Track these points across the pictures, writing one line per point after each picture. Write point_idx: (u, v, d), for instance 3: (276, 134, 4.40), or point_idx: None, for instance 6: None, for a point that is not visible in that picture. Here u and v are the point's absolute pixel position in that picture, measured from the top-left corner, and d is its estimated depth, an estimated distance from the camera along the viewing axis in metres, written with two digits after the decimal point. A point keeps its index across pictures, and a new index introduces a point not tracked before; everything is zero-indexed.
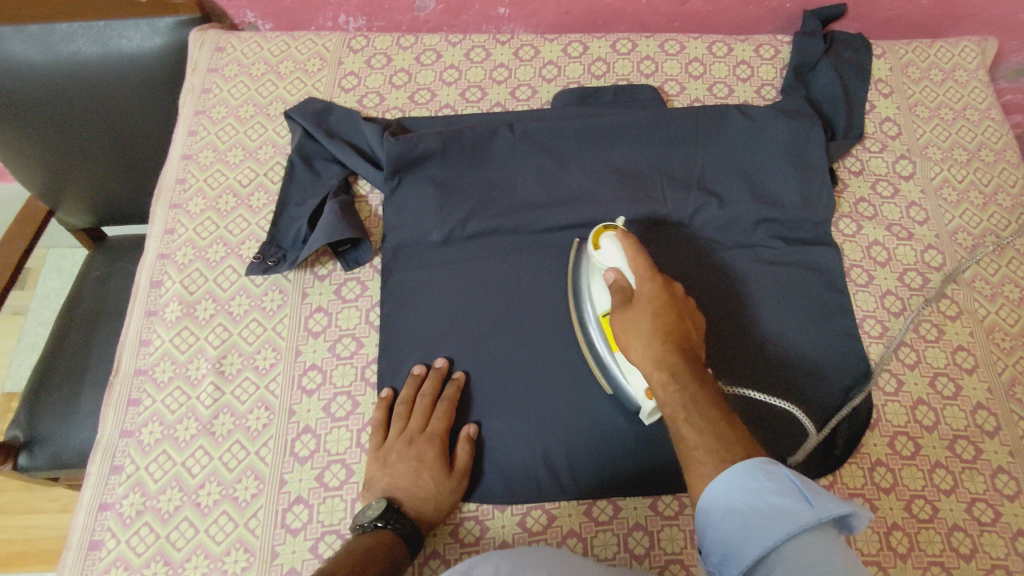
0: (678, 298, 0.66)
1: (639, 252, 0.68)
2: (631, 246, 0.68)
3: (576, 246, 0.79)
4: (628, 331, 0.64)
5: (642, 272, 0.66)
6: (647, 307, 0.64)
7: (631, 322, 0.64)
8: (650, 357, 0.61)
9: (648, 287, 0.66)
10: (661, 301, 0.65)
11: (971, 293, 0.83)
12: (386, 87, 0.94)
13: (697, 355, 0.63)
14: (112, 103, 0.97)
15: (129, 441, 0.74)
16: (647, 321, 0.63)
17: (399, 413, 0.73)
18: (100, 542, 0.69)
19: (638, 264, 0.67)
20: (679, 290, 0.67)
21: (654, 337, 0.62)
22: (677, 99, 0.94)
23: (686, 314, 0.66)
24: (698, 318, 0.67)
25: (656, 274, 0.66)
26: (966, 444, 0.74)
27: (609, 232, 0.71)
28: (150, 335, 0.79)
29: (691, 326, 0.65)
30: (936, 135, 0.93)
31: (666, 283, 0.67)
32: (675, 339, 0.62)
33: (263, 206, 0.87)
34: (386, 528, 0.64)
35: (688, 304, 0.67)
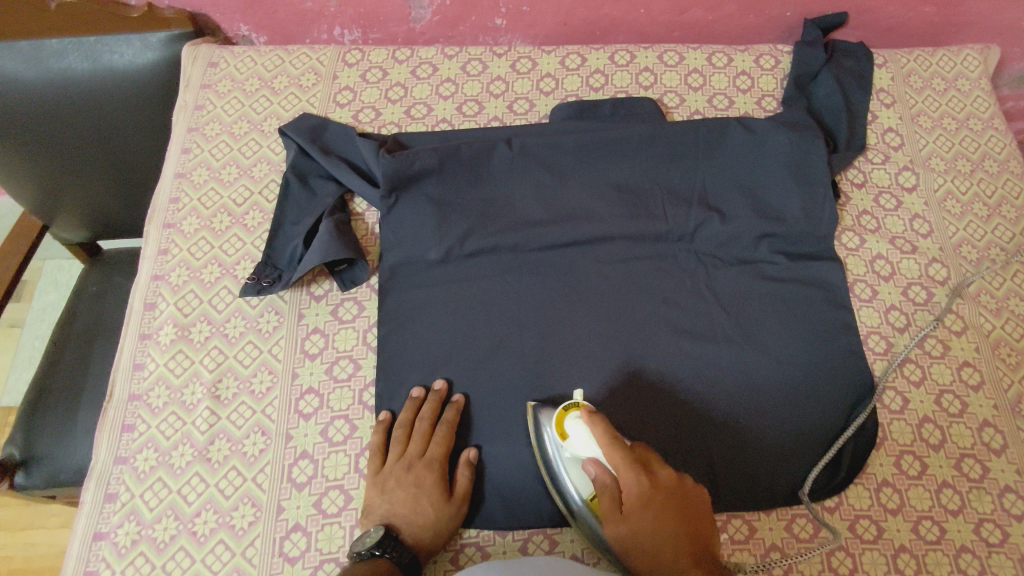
0: (672, 488, 0.59)
1: (611, 440, 0.60)
2: (602, 435, 0.60)
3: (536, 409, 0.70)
4: (630, 544, 0.58)
5: (623, 473, 0.59)
6: (642, 514, 0.58)
7: (631, 532, 0.58)
8: (663, 573, 0.57)
9: (633, 491, 0.58)
10: (655, 515, 0.58)
11: (977, 307, 0.82)
12: (382, 102, 0.93)
13: (708, 552, 0.58)
14: (104, 119, 0.95)
15: (123, 468, 0.72)
16: (647, 546, 0.58)
17: (397, 437, 0.71)
18: (95, 573, 0.68)
19: (616, 459, 0.59)
20: (666, 473, 0.60)
21: (656, 546, 0.57)
22: (677, 111, 0.93)
23: (685, 505, 0.59)
24: (697, 496, 0.61)
25: (637, 467, 0.59)
26: (973, 462, 0.73)
27: (575, 415, 0.64)
28: (143, 358, 0.77)
29: (692, 516, 0.59)
30: (939, 146, 0.92)
31: (649, 474, 0.59)
32: (683, 545, 0.57)
33: (257, 225, 0.85)
34: (383, 557, 0.62)
35: (682, 485, 0.61)
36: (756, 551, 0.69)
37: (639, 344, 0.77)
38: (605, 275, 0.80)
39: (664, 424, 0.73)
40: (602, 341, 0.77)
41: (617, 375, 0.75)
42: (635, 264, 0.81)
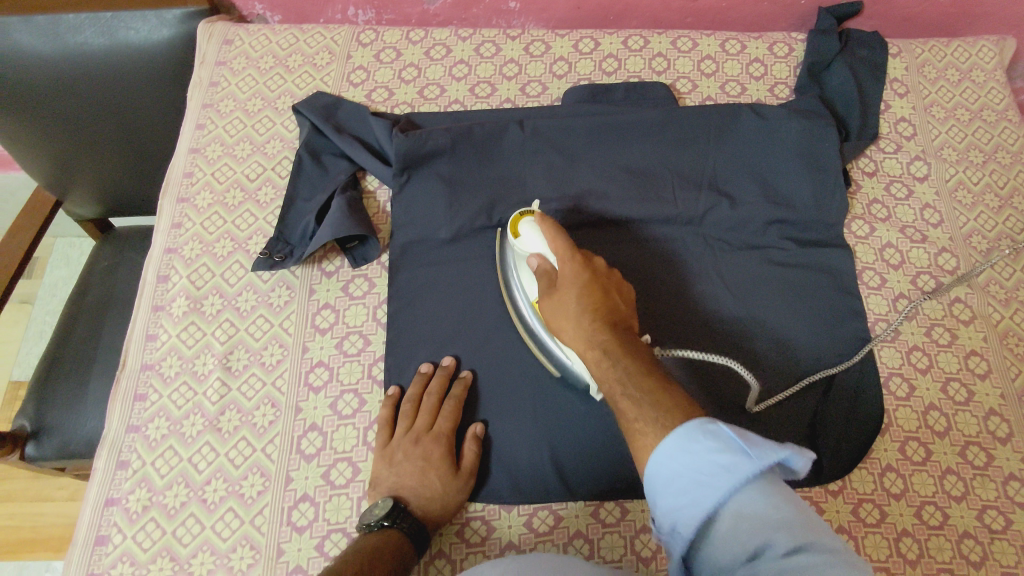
0: (602, 273, 0.65)
1: (556, 230, 0.67)
2: (549, 229, 0.67)
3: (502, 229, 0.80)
4: (557, 314, 0.63)
5: (561, 252, 0.65)
6: (572, 282, 0.63)
7: (557, 304, 0.63)
8: (581, 336, 0.60)
9: (568, 267, 0.64)
10: (584, 281, 0.63)
11: (985, 298, 0.82)
12: (395, 82, 0.94)
13: (628, 323, 0.61)
14: (120, 95, 0.96)
15: (135, 436, 0.73)
16: (573, 304, 0.61)
17: (406, 411, 0.72)
18: (106, 537, 0.69)
19: (558, 246, 0.66)
20: (602, 263, 0.66)
21: (577, 315, 0.61)
22: (689, 97, 0.93)
23: (613, 288, 0.64)
24: (626, 288, 0.66)
25: (575, 252, 0.65)
26: (978, 450, 0.74)
27: (528, 219, 0.71)
28: (156, 329, 0.78)
29: (618, 296, 0.63)
30: (951, 136, 0.92)
31: (586, 258, 0.65)
32: (601, 309, 0.60)
33: (270, 201, 0.86)
34: (393, 527, 0.63)
35: (614, 276, 0.66)
36: None
37: (647, 325, 0.77)
38: (614, 257, 0.81)
39: None
40: None
41: None
42: (643, 247, 0.82)
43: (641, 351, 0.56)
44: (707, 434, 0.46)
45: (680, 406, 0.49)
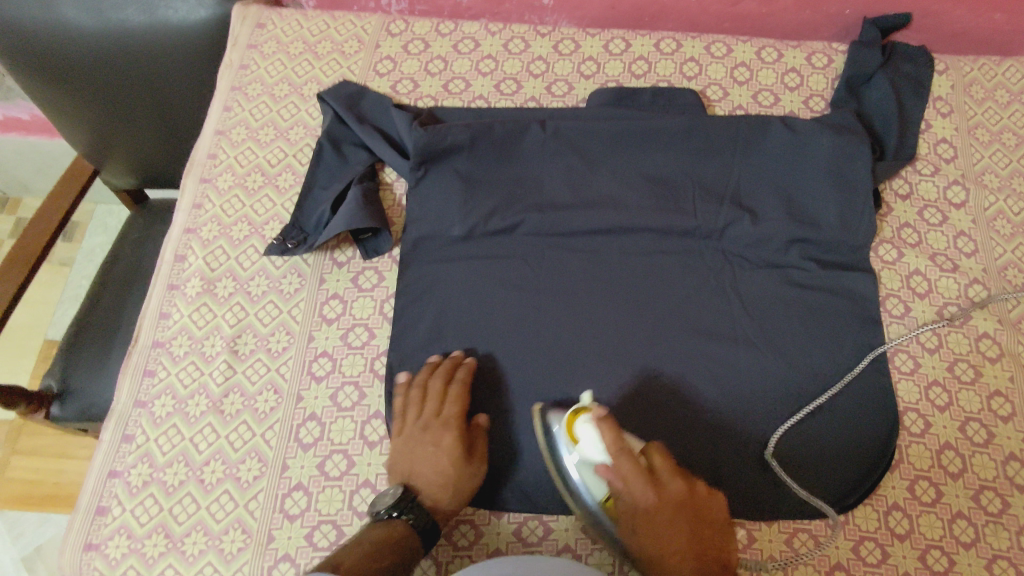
0: (687, 500, 0.61)
1: (621, 449, 0.61)
2: (610, 445, 0.61)
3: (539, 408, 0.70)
4: (643, 553, 0.60)
5: (631, 479, 0.60)
6: (653, 523, 0.59)
7: (642, 540, 0.60)
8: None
9: (644, 500, 0.60)
10: (667, 513, 0.60)
11: (1016, 335, 0.78)
12: (421, 74, 0.93)
13: (722, 564, 0.59)
14: (156, 73, 0.98)
15: (141, 412, 0.75)
16: (656, 541, 0.59)
17: (413, 398, 0.71)
18: (107, 508, 0.71)
19: (630, 471, 0.60)
20: (680, 482, 0.61)
21: (665, 555, 0.59)
22: (719, 104, 0.90)
23: (697, 513, 0.60)
24: (712, 501, 0.62)
25: (649, 483, 0.60)
26: (993, 495, 0.71)
27: (585, 418, 0.64)
28: (169, 308, 0.80)
29: (706, 526, 0.60)
30: (994, 162, 0.88)
31: (660, 486, 0.61)
32: (689, 551, 0.59)
33: (289, 187, 0.87)
34: (402, 518, 0.64)
35: (695, 495, 0.61)
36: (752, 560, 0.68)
37: (655, 341, 0.76)
38: (627, 267, 0.79)
39: (671, 426, 0.72)
40: (617, 334, 0.76)
41: (628, 371, 0.74)
42: (658, 257, 0.80)
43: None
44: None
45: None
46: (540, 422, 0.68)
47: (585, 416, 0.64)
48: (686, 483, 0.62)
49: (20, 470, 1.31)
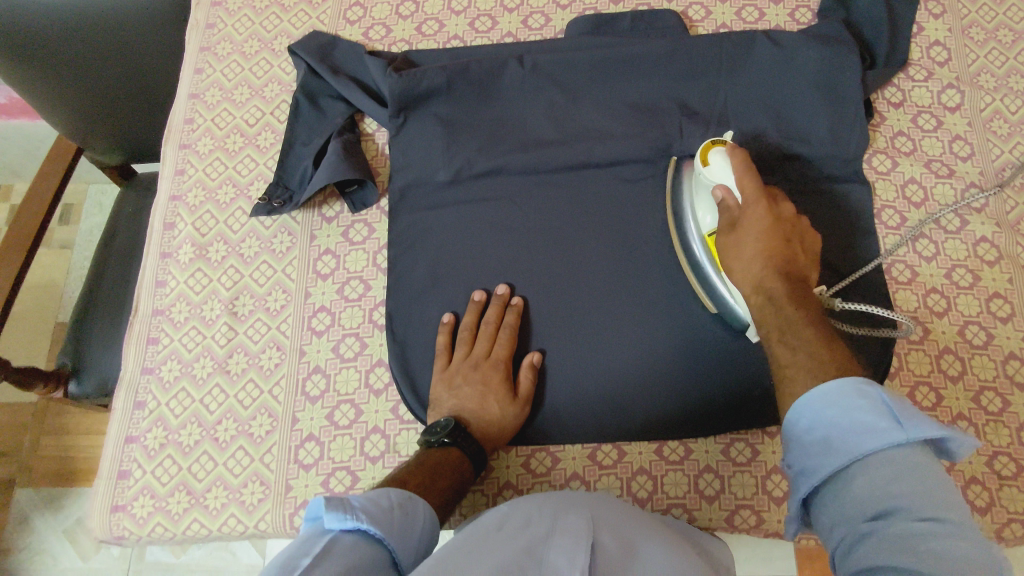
0: (787, 220, 0.62)
1: (750, 170, 0.64)
2: (738, 162, 0.65)
3: (676, 162, 0.77)
4: (737, 251, 0.62)
5: (748, 193, 0.63)
6: (752, 227, 0.61)
7: (737, 243, 0.62)
8: (754, 282, 0.59)
9: (755, 208, 0.62)
10: (769, 221, 0.61)
11: (1015, 237, 0.77)
12: (393, 18, 0.91)
13: (803, 276, 0.59)
14: (123, 44, 0.95)
15: (150, 378, 0.77)
16: (750, 245, 0.61)
17: (463, 338, 0.73)
18: (128, 472, 0.73)
19: (747, 185, 0.63)
20: (789, 208, 0.63)
21: (756, 259, 0.60)
22: (702, 24, 0.88)
23: (796, 236, 0.62)
24: (810, 240, 0.63)
25: (764, 197, 0.62)
26: (993, 395, 0.71)
27: (719, 148, 0.67)
28: (165, 276, 0.81)
29: (800, 247, 0.61)
30: (990, 61, 0.85)
31: (774, 205, 0.63)
32: (776, 259, 0.59)
33: (270, 146, 0.86)
34: (453, 446, 0.66)
35: (799, 224, 0.63)
36: (757, 472, 0.71)
37: (652, 273, 0.75)
38: (619, 198, 0.79)
39: (672, 353, 0.72)
40: (611, 265, 0.76)
41: (623, 301, 0.74)
42: (649, 185, 0.79)
43: (814, 313, 0.55)
44: (863, 396, 0.44)
45: (833, 370, 0.49)
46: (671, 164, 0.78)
47: (717, 148, 0.68)
48: (795, 213, 0.63)
49: (54, 447, 1.29)
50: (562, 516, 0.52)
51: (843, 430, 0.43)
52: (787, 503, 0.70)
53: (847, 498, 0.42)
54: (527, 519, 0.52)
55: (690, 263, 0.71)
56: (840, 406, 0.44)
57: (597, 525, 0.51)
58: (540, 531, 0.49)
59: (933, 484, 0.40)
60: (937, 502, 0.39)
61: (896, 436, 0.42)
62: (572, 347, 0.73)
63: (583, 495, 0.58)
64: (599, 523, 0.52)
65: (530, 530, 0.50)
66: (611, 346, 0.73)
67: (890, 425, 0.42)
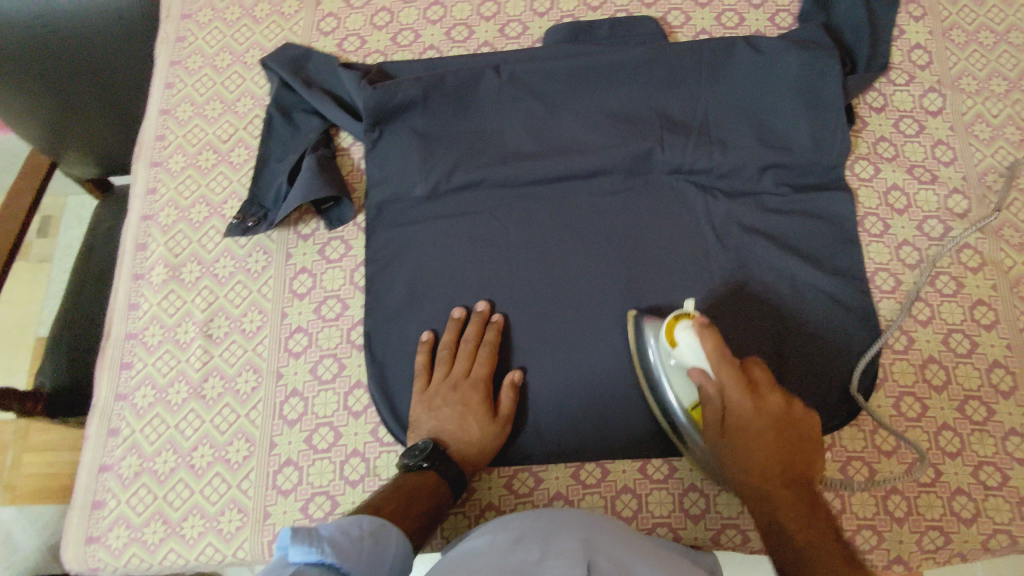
0: (777, 411, 0.61)
1: (724, 358, 0.61)
2: (712, 349, 0.61)
3: (634, 316, 0.71)
4: (731, 457, 0.62)
5: (730, 392, 0.61)
6: (745, 434, 0.61)
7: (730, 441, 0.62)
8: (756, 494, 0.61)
9: (741, 411, 0.61)
10: (760, 428, 0.61)
11: (997, 243, 0.76)
12: (367, 29, 0.89)
13: (802, 468, 0.61)
14: (91, 53, 0.92)
15: (124, 405, 0.75)
16: (747, 456, 0.61)
17: (442, 357, 0.72)
18: (102, 502, 0.71)
19: (728, 379, 0.60)
20: (777, 394, 0.61)
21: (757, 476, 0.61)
22: (682, 31, 0.87)
23: (792, 430, 0.61)
24: (806, 422, 0.62)
25: (748, 395, 0.60)
26: (978, 404, 0.71)
27: (685, 325, 0.64)
28: (137, 299, 0.79)
29: (798, 444, 0.61)
30: (971, 63, 0.84)
31: (759, 398, 0.61)
32: (776, 470, 0.60)
33: (243, 162, 0.84)
34: (431, 469, 0.65)
35: (791, 410, 0.62)
36: None
37: (634, 287, 0.74)
38: (599, 211, 0.77)
39: None
40: (593, 280, 0.74)
41: (605, 317, 0.73)
42: (630, 197, 0.78)
43: (819, 525, 0.57)
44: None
45: None
46: (631, 323, 0.71)
47: (686, 323, 0.64)
48: (785, 399, 0.62)
49: (34, 466, 1.27)
50: (554, 538, 0.50)
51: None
52: None
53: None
54: (518, 541, 0.51)
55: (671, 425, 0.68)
56: None
57: (591, 545, 0.50)
58: (532, 554, 0.48)
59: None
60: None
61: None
62: (553, 364, 0.72)
63: (578, 515, 0.57)
64: (592, 543, 0.51)
65: (521, 553, 0.48)
66: (593, 362, 0.72)
67: None
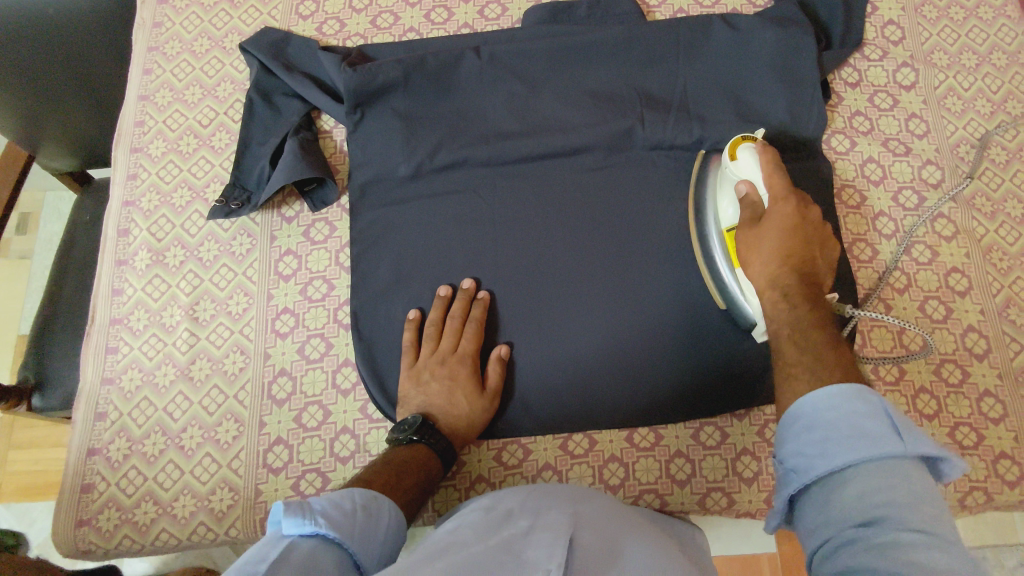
0: (812, 222, 0.60)
1: (777, 169, 0.62)
2: (767, 162, 0.63)
3: (705, 153, 0.76)
4: (752, 246, 0.60)
5: (774, 191, 0.61)
6: (775, 224, 0.59)
7: (755, 240, 0.60)
8: (764, 277, 0.58)
9: (781, 207, 0.60)
10: (794, 223, 0.59)
11: (970, 212, 0.78)
12: (346, 12, 0.89)
13: (817, 283, 0.57)
14: (66, 45, 0.91)
15: (110, 389, 0.75)
16: (771, 242, 0.58)
17: (429, 334, 0.73)
18: (91, 485, 0.71)
19: (773, 185, 0.61)
20: (818, 212, 0.61)
21: (775, 260, 0.57)
22: (659, 10, 0.88)
23: (818, 241, 0.59)
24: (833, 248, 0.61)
25: (791, 199, 0.60)
26: (954, 367, 0.72)
27: (749, 142, 0.66)
28: (121, 284, 0.79)
29: (821, 256, 0.59)
30: (943, 38, 0.86)
31: (801, 207, 0.60)
32: (795, 260, 0.57)
33: (225, 147, 0.84)
34: (421, 442, 0.66)
35: (824, 230, 0.60)
36: (726, 455, 0.72)
37: (617, 261, 0.75)
38: (582, 186, 0.78)
39: (639, 340, 0.72)
40: (577, 255, 0.75)
41: (590, 291, 0.74)
42: (612, 172, 0.79)
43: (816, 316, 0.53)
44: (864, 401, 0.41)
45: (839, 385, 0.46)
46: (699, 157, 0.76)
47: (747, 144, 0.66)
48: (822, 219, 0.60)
49: (20, 462, 1.26)
50: (543, 513, 0.51)
51: (838, 425, 0.41)
52: (758, 484, 0.71)
53: (838, 495, 0.39)
54: (507, 515, 0.51)
55: (704, 256, 0.70)
56: (836, 407, 0.42)
57: (579, 521, 0.51)
58: (520, 527, 0.49)
59: (930, 497, 0.36)
60: (929, 508, 0.36)
61: (895, 449, 0.38)
62: (539, 339, 0.73)
63: (567, 491, 0.57)
64: (581, 518, 0.51)
65: (510, 526, 0.49)
66: (578, 335, 0.73)
67: (892, 439, 0.39)
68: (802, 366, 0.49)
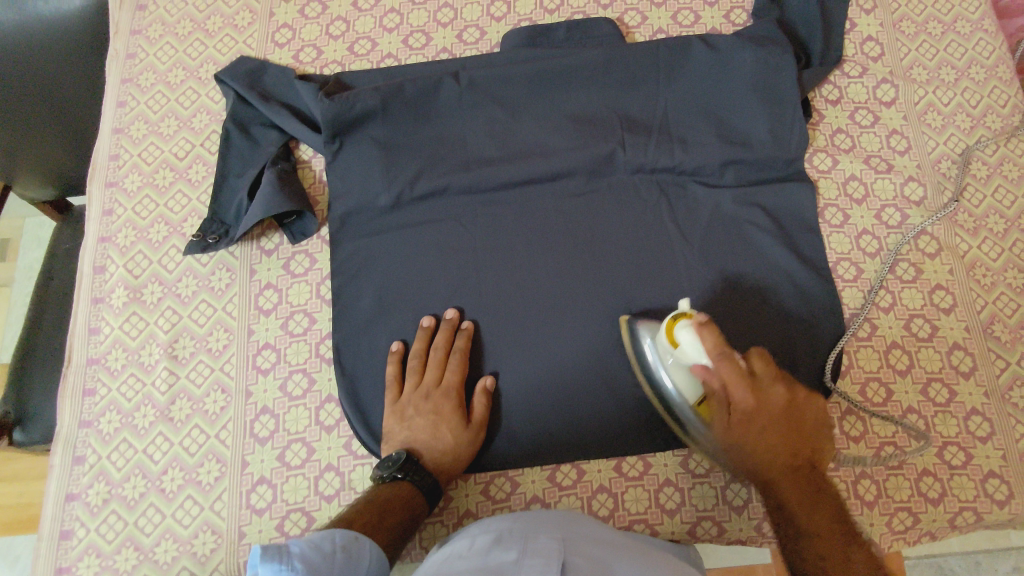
0: (788, 404, 0.58)
1: (722, 352, 0.57)
2: (714, 348, 0.57)
3: (631, 320, 0.71)
4: (734, 449, 0.58)
5: (733, 385, 0.57)
6: (750, 424, 0.57)
7: (735, 441, 0.58)
8: (762, 491, 0.57)
9: (747, 404, 0.57)
10: (768, 417, 0.57)
11: (953, 228, 0.78)
12: (323, 39, 0.88)
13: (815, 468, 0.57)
14: (35, 63, 0.88)
15: (88, 432, 0.73)
16: (756, 445, 0.57)
17: (413, 367, 0.72)
18: (71, 532, 0.70)
19: (729, 375, 0.57)
20: (782, 386, 0.58)
21: (766, 462, 0.57)
22: (638, 31, 0.87)
23: (801, 415, 0.59)
24: (811, 408, 0.60)
25: (752, 387, 0.57)
26: (940, 386, 0.72)
27: (686, 324, 0.60)
28: (98, 322, 0.77)
29: (807, 434, 0.58)
30: (922, 53, 0.86)
31: (764, 390, 0.58)
32: (784, 459, 0.57)
33: (202, 179, 0.83)
34: (405, 480, 0.64)
35: (798, 398, 0.59)
36: (716, 482, 0.71)
37: (600, 287, 0.74)
38: (564, 213, 0.77)
39: (625, 369, 0.71)
40: (560, 282, 0.75)
41: (575, 318, 0.73)
42: (594, 197, 0.78)
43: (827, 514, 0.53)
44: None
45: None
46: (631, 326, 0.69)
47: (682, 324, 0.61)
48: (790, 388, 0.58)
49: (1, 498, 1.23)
50: (533, 536, 0.51)
51: None
52: (748, 511, 0.70)
53: None
54: (497, 539, 0.51)
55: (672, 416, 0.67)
56: None
57: (568, 544, 0.50)
58: (509, 552, 0.48)
59: None
60: None
61: None
62: (524, 369, 0.72)
63: (555, 514, 0.57)
64: (570, 542, 0.51)
65: (500, 552, 0.48)
66: (563, 365, 0.72)
67: None
68: (827, 560, 0.51)
